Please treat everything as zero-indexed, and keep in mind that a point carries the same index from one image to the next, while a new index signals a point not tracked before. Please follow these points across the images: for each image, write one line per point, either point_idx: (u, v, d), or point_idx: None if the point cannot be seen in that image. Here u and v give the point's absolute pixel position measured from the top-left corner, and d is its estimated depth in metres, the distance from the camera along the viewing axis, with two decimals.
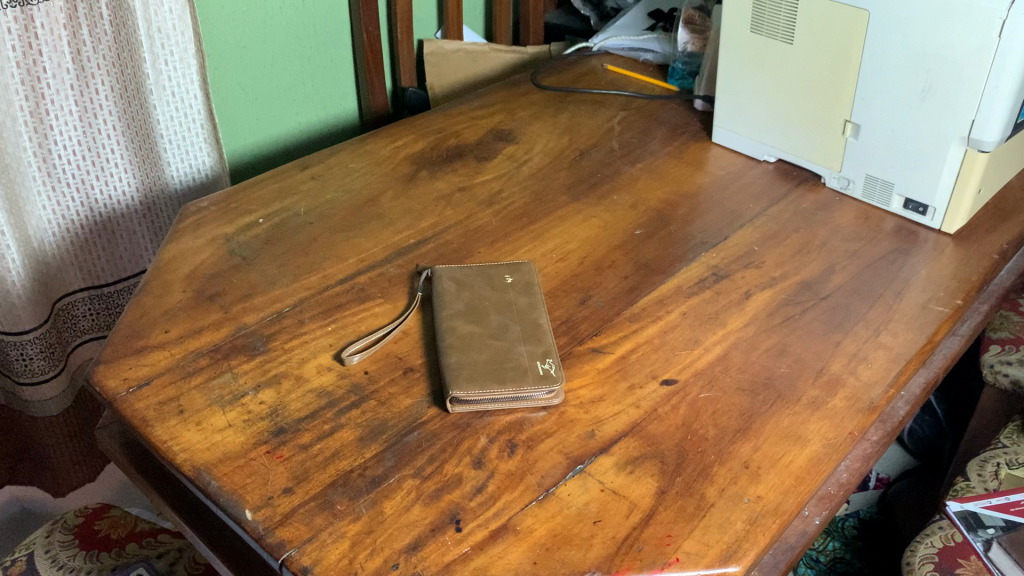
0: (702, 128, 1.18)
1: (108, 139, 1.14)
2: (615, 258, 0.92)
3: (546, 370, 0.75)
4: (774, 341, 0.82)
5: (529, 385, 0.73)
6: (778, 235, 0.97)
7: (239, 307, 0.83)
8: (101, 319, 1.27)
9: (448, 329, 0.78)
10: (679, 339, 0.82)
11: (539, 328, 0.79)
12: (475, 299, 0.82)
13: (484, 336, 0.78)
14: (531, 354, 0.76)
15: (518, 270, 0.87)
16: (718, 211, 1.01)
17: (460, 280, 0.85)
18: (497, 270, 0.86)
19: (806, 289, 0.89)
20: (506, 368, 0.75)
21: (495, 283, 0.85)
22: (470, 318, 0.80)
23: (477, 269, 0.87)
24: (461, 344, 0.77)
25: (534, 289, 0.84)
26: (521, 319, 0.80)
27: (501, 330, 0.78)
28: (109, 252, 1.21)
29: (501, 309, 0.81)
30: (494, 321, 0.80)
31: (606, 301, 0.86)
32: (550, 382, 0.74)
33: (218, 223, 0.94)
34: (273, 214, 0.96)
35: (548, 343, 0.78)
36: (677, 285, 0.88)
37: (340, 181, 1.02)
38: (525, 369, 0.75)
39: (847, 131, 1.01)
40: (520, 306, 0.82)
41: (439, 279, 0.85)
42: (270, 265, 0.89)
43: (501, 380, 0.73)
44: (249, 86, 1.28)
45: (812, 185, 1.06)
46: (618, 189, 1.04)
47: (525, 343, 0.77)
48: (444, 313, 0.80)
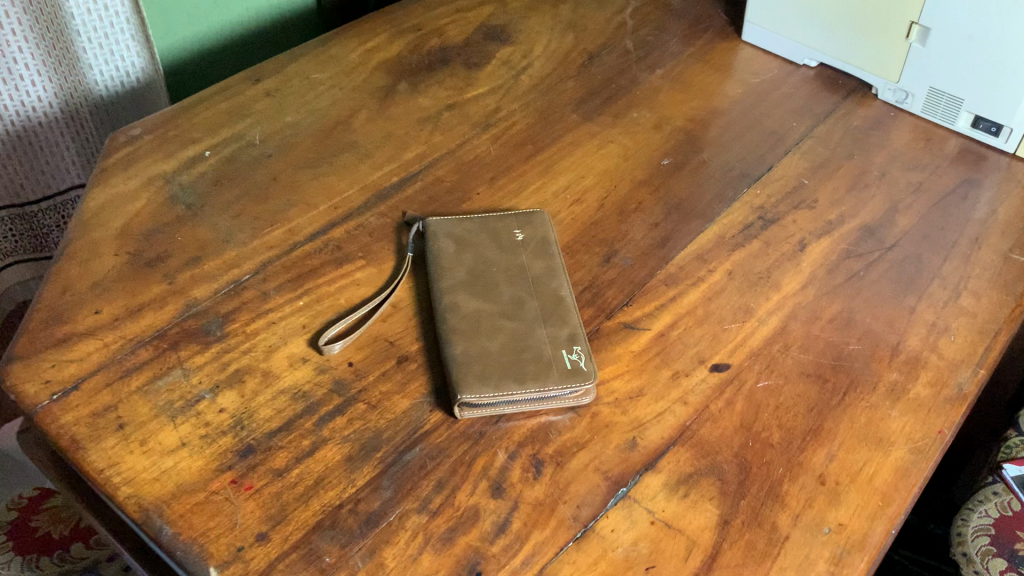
0: (727, 23, 1.00)
1: (13, 37, 0.92)
2: (642, 199, 0.77)
3: (574, 363, 0.61)
4: (838, 308, 0.69)
5: (555, 381, 0.59)
6: (829, 164, 0.82)
7: (186, 277, 0.67)
8: (26, 241, 1.09)
9: (450, 309, 0.64)
10: (727, 308, 0.68)
11: (561, 302, 0.65)
12: (480, 265, 0.67)
13: (494, 317, 0.63)
14: (553, 340, 0.62)
15: (529, 221, 0.71)
16: (756, 134, 0.85)
17: (459, 238, 0.69)
18: (504, 222, 0.71)
19: (869, 236, 0.75)
20: (523, 360, 0.60)
21: (504, 240, 0.69)
22: (477, 291, 0.65)
23: (480, 221, 0.71)
24: (468, 329, 0.62)
25: (551, 250, 0.69)
26: (538, 293, 0.65)
27: (514, 310, 0.64)
28: (28, 165, 1.03)
29: (512, 278, 0.66)
30: (505, 295, 0.65)
31: (636, 258, 0.72)
32: (583, 376, 0.60)
33: (154, 157, 0.76)
34: (223, 145, 0.78)
35: (574, 324, 0.63)
36: (718, 235, 0.74)
37: (303, 97, 0.84)
38: (548, 362, 0.61)
39: (912, 35, 0.84)
40: (534, 274, 0.67)
41: (435, 237, 0.69)
42: (223, 217, 0.72)
43: (521, 379, 0.59)
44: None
45: (862, 96, 0.90)
46: (637, 106, 0.87)
47: (546, 326, 0.63)
48: (443, 287, 0.65)
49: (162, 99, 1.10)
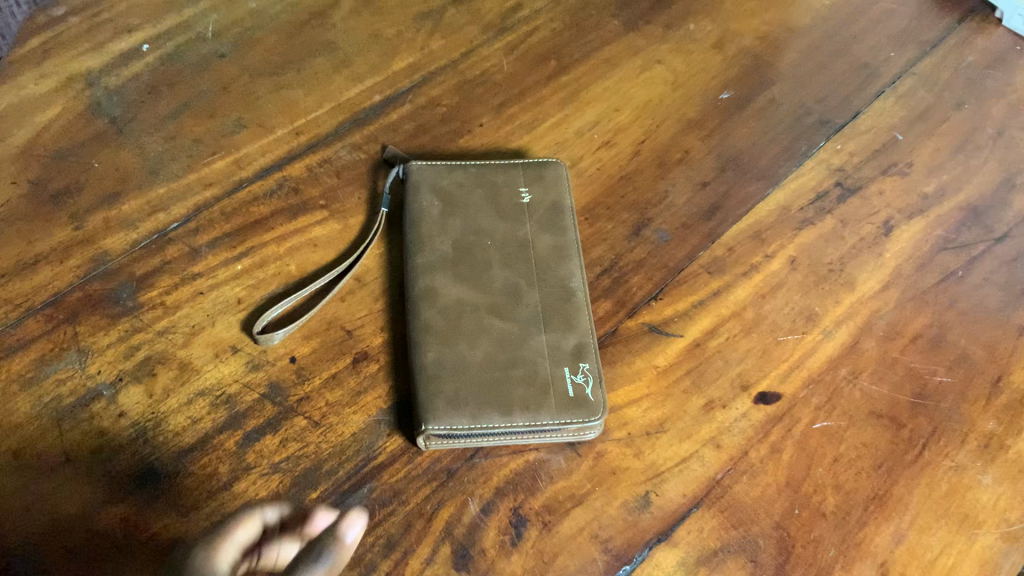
0: None
1: None
2: (689, 147, 0.61)
3: (578, 388, 0.47)
4: (926, 322, 0.54)
5: (551, 414, 0.46)
6: (931, 114, 0.64)
7: (99, 220, 0.53)
8: None
9: (425, 298, 0.49)
10: (784, 312, 0.53)
11: (569, 299, 0.50)
12: (469, 237, 0.52)
13: (481, 314, 0.49)
14: (553, 354, 0.48)
15: (539, 176, 0.55)
16: (842, 65, 0.67)
17: (447, 195, 0.53)
18: (507, 176, 0.55)
19: (974, 220, 0.59)
20: (511, 381, 0.46)
21: (505, 203, 0.54)
22: (463, 273, 0.50)
23: (476, 172, 0.55)
24: (444, 329, 0.48)
25: (564, 220, 0.53)
26: (540, 283, 0.51)
27: (507, 307, 0.49)
28: None
29: (509, 260, 0.51)
30: (498, 285, 0.50)
31: (673, 232, 0.56)
32: (588, 409, 0.46)
33: (77, 49, 0.60)
34: (165, 37, 0.62)
35: (583, 331, 0.49)
36: (782, 206, 0.58)
37: None
38: (545, 385, 0.47)
39: None
40: (538, 255, 0.52)
41: (416, 192, 0.54)
42: (154, 139, 0.57)
43: (506, 409, 0.46)
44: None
45: (982, 20, 0.71)
46: (695, 14, 0.69)
47: (546, 332, 0.49)
48: (420, 265, 0.51)
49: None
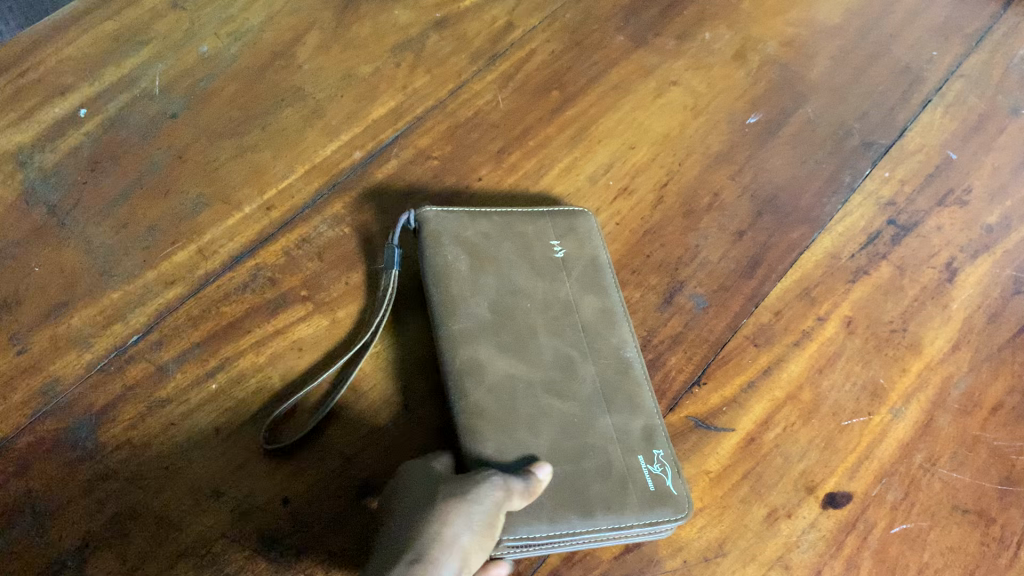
0: None
1: None
2: (719, 186, 0.53)
3: (657, 480, 0.39)
4: (1006, 387, 0.47)
5: (633, 514, 0.38)
6: (987, 124, 0.57)
7: (44, 340, 0.45)
8: None
9: (468, 375, 0.39)
10: (845, 389, 0.46)
11: (629, 370, 0.42)
12: (506, 298, 0.42)
13: (533, 396, 0.40)
14: (624, 441, 0.40)
15: (571, 226, 0.46)
16: (881, 70, 0.59)
17: (473, 246, 0.44)
18: (533, 223, 0.46)
19: None
20: (583, 478, 0.38)
21: (539, 256, 0.44)
22: (507, 342, 0.41)
23: (501, 218, 0.45)
24: (494, 414, 0.39)
25: (606, 278, 0.45)
26: (593, 353, 0.42)
27: (562, 387, 0.40)
28: None
29: (556, 327, 0.42)
30: (548, 357, 0.41)
31: (710, 296, 0.49)
32: (674, 505, 0.39)
33: (2, 120, 0.52)
34: (104, 97, 0.53)
35: (649, 411, 0.41)
36: (830, 253, 0.51)
37: (225, 9, 0.57)
38: (621, 479, 0.38)
39: None
40: (586, 319, 0.43)
41: (435, 244, 0.43)
42: (102, 229, 0.49)
43: (585, 510, 0.37)
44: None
45: None
46: (710, 18, 0.60)
47: (612, 414, 0.40)
48: (457, 332, 0.41)
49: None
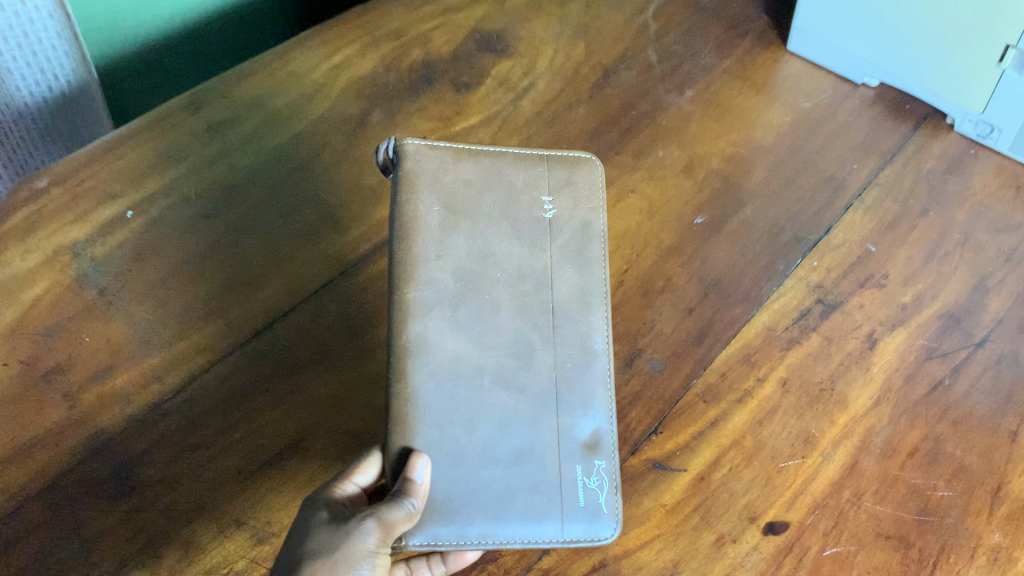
0: (769, 24, 0.82)
1: None
2: (671, 272, 0.62)
3: (585, 493, 0.48)
4: (922, 435, 0.54)
5: (555, 530, 0.47)
6: (900, 222, 0.67)
7: (92, 398, 0.52)
8: None
9: (427, 349, 0.48)
10: (783, 437, 0.54)
11: (589, 361, 0.51)
12: (481, 271, 0.51)
13: (487, 379, 0.49)
14: (566, 447, 0.49)
15: (566, 184, 0.55)
16: (809, 180, 0.69)
17: (464, 215, 0.52)
18: (529, 185, 0.54)
19: (953, 327, 0.60)
20: (519, 479, 0.48)
21: (523, 222, 0.53)
22: (464, 315, 0.50)
23: (497, 180, 0.53)
24: (446, 393, 0.48)
25: (588, 256, 0.53)
26: (552, 341, 0.51)
27: (517, 370, 0.49)
28: None
29: (522, 307, 0.51)
30: (504, 340, 0.50)
31: (665, 361, 0.57)
32: (600, 526, 0.48)
33: (61, 221, 0.61)
34: (148, 201, 0.62)
35: (596, 413, 0.50)
36: (768, 326, 0.59)
37: (252, 132, 0.67)
38: (555, 490, 0.48)
39: (1008, 60, 0.67)
40: (557, 300, 0.52)
41: (418, 192, 0.52)
42: (144, 307, 0.57)
43: (499, 513, 0.47)
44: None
45: (935, 128, 0.74)
46: (661, 139, 0.71)
47: (555, 414, 0.49)
48: (424, 302, 0.49)
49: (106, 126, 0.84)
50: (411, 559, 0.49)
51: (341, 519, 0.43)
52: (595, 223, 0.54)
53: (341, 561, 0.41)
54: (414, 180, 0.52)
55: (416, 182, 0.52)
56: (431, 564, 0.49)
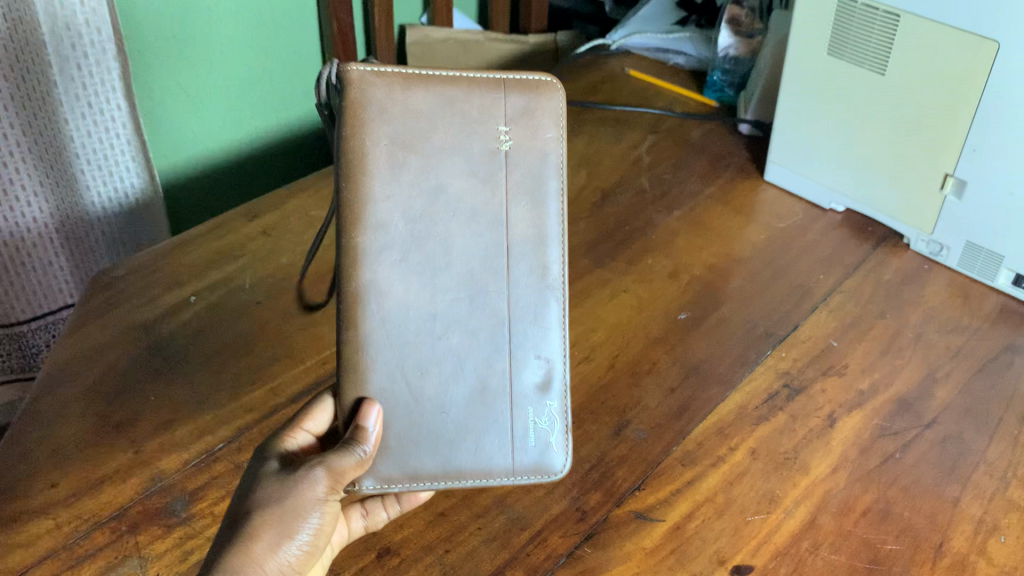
0: (748, 160, 0.95)
1: (9, 160, 0.81)
2: (656, 359, 0.71)
3: (534, 437, 0.58)
4: (873, 498, 0.62)
5: (508, 464, 0.58)
6: (860, 323, 0.76)
7: (154, 444, 0.61)
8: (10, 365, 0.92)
9: (381, 292, 0.55)
10: (750, 496, 0.61)
11: (537, 302, 0.58)
12: (433, 209, 0.55)
13: (439, 324, 0.56)
14: (516, 387, 0.58)
15: (525, 112, 0.56)
16: (781, 286, 0.79)
17: (415, 156, 0.54)
18: (484, 113, 0.55)
19: (904, 410, 0.68)
20: (473, 420, 0.57)
21: (479, 158, 0.55)
22: (416, 254, 0.55)
23: (447, 110, 0.55)
24: (401, 337, 0.56)
25: (541, 193, 0.57)
26: (501, 284, 0.57)
27: (467, 311, 0.57)
28: (17, 286, 0.88)
29: (474, 250, 0.56)
30: (456, 286, 0.56)
31: (649, 430, 0.66)
32: (548, 459, 0.59)
33: (135, 302, 0.72)
34: (209, 289, 0.73)
35: (542, 354, 0.58)
36: (740, 405, 0.68)
37: (300, 237, 0.79)
38: (509, 432, 0.58)
39: (947, 188, 0.78)
40: (507, 241, 0.57)
41: (362, 124, 0.53)
42: (202, 373, 0.67)
43: (456, 447, 0.57)
44: (198, 59, 0.91)
45: (893, 247, 0.85)
46: (652, 250, 0.82)
47: (503, 358, 0.58)
48: (376, 246, 0.54)
49: (163, 235, 0.97)
50: (366, 501, 0.58)
51: (290, 470, 0.51)
52: (550, 155, 0.57)
53: (294, 505, 0.49)
54: (361, 113, 0.53)
55: (366, 119, 0.53)
56: (386, 504, 0.58)
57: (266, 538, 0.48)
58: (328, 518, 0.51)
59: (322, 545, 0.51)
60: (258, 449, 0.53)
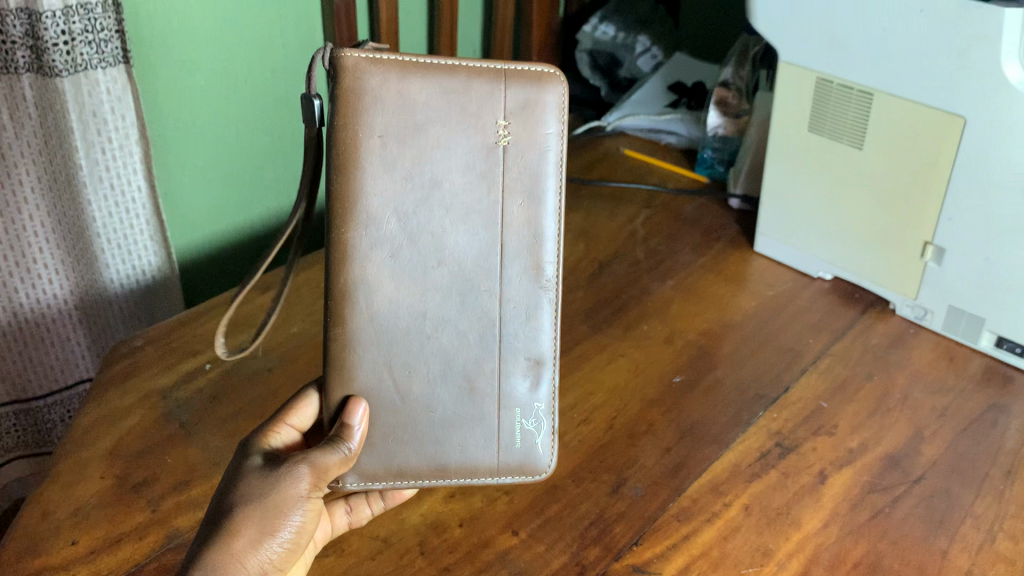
0: (739, 232, 0.99)
1: (34, 237, 0.85)
2: (653, 420, 0.74)
3: (521, 436, 0.65)
4: (865, 551, 0.64)
5: (493, 458, 0.65)
6: (848, 384, 0.79)
7: (170, 503, 0.64)
8: (28, 437, 0.96)
9: (372, 288, 0.61)
10: (745, 549, 0.64)
11: (529, 301, 0.64)
12: (428, 207, 0.60)
13: (429, 324, 0.62)
14: (504, 385, 0.64)
15: (526, 105, 0.60)
16: (771, 350, 0.83)
17: (409, 151, 0.59)
18: (484, 104, 0.60)
19: (893, 467, 0.71)
20: (459, 417, 0.64)
21: (477, 156, 0.60)
22: (408, 248, 0.61)
23: (443, 102, 0.59)
24: (392, 333, 0.62)
25: (538, 191, 0.62)
26: (491, 282, 0.63)
27: (457, 310, 0.62)
28: (37, 362, 0.92)
29: (466, 247, 0.61)
30: (449, 285, 0.62)
31: (646, 488, 0.68)
32: (535, 461, 0.65)
33: (153, 370, 0.75)
34: (224, 357, 0.77)
35: (533, 353, 0.65)
36: (734, 462, 0.71)
37: (311, 308, 0.83)
38: (494, 430, 0.65)
39: (927, 255, 0.82)
40: (501, 239, 0.62)
41: (353, 115, 0.58)
42: (217, 436, 0.70)
43: (441, 444, 0.64)
44: (214, 142, 0.97)
45: (879, 312, 0.88)
46: (647, 317, 0.86)
47: (492, 358, 0.64)
48: (369, 243, 0.60)
49: (177, 309, 1.00)
50: (352, 497, 0.65)
51: (274, 465, 0.57)
52: (547, 150, 0.62)
53: (278, 500, 0.55)
54: (356, 107, 0.58)
55: (362, 113, 0.58)
56: (370, 500, 0.65)
57: (251, 530, 0.53)
58: (310, 515, 0.57)
59: (303, 539, 0.57)
60: (243, 443, 0.59)
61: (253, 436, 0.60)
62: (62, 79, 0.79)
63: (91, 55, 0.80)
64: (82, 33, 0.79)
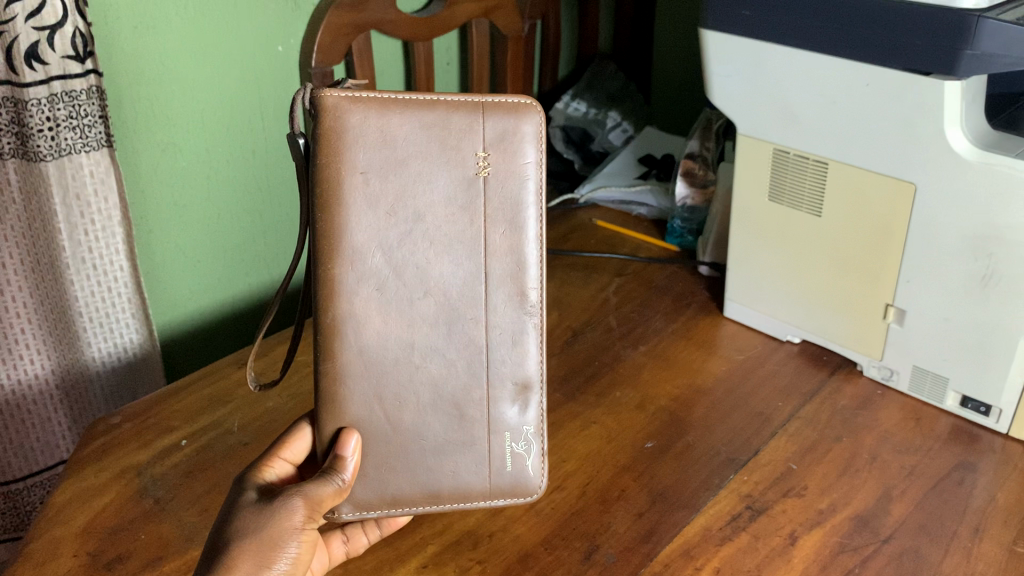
0: (710, 299, 1.01)
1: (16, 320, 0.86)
2: (625, 485, 0.75)
3: (514, 458, 0.67)
4: None
5: (485, 483, 0.66)
6: (818, 446, 0.80)
7: None
8: (6, 520, 0.96)
9: (360, 322, 0.63)
10: None
11: (516, 327, 0.66)
12: (412, 240, 0.62)
13: (417, 354, 0.64)
14: (493, 410, 0.66)
15: (503, 137, 0.63)
16: (741, 414, 0.84)
17: (392, 186, 0.61)
18: (464, 136, 0.62)
19: (863, 526, 0.72)
20: (451, 444, 0.65)
21: (459, 188, 0.62)
22: (393, 284, 0.63)
23: (424, 137, 0.61)
24: (381, 364, 0.64)
25: (520, 221, 0.64)
26: (477, 310, 0.65)
27: (443, 338, 0.64)
28: (16, 443, 0.92)
29: (451, 278, 0.63)
30: (435, 315, 0.64)
31: (618, 554, 0.68)
32: (524, 490, 0.67)
33: (129, 447, 0.76)
34: (199, 434, 0.78)
35: (523, 377, 0.66)
36: (705, 526, 0.71)
37: (287, 382, 0.85)
38: (484, 456, 0.66)
39: (889, 317, 0.84)
40: (485, 267, 0.64)
41: (336, 154, 0.60)
42: (190, 511, 0.70)
43: (433, 474, 0.65)
44: (195, 219, 0.99)
45: (848, 374, 0.90)
46: (620, 383, 0.87)
47: (480, 384, 0.66)
48: (356, 278, 0.62)
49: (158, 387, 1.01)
50: (348, 527, 0.69)
51: (267, 501, 0.59)
52: (526, 179, 0.64)
53: (273, 534, 0.57)
54: (338, 144, 0.60)
55: (343, 150, 0.60)
56: (367, 529, 0.69)
57: (247, 564, 0.55)
58: (305, 547, 0.58)
59: (299, 570, 0.58)
60: (237, 480, 0.61)
61: (249, 472, 0.62)
62: (46, 163, 0.83)
63: (75, 140, 0.83)
64: (67, 119, 0.82)
